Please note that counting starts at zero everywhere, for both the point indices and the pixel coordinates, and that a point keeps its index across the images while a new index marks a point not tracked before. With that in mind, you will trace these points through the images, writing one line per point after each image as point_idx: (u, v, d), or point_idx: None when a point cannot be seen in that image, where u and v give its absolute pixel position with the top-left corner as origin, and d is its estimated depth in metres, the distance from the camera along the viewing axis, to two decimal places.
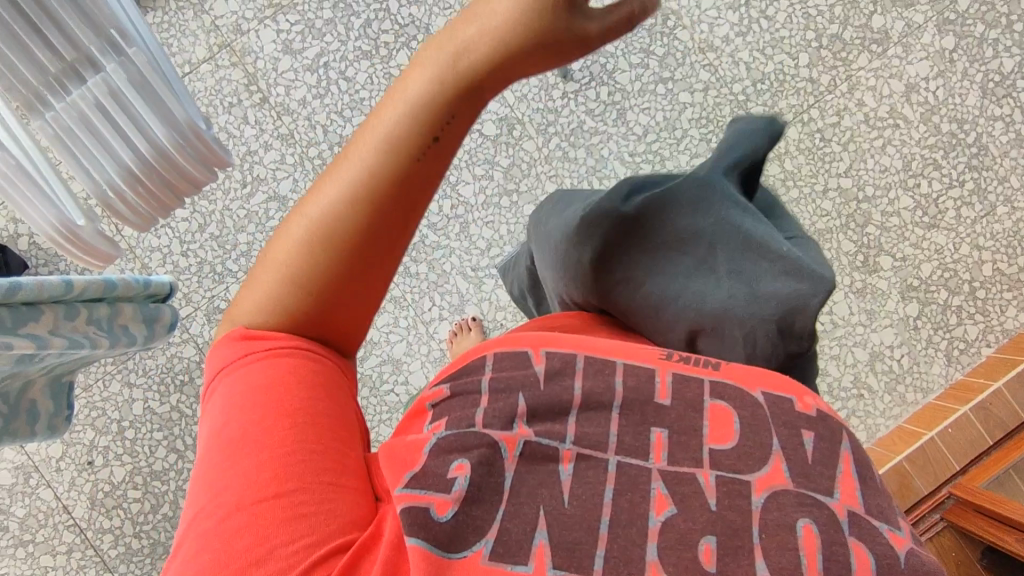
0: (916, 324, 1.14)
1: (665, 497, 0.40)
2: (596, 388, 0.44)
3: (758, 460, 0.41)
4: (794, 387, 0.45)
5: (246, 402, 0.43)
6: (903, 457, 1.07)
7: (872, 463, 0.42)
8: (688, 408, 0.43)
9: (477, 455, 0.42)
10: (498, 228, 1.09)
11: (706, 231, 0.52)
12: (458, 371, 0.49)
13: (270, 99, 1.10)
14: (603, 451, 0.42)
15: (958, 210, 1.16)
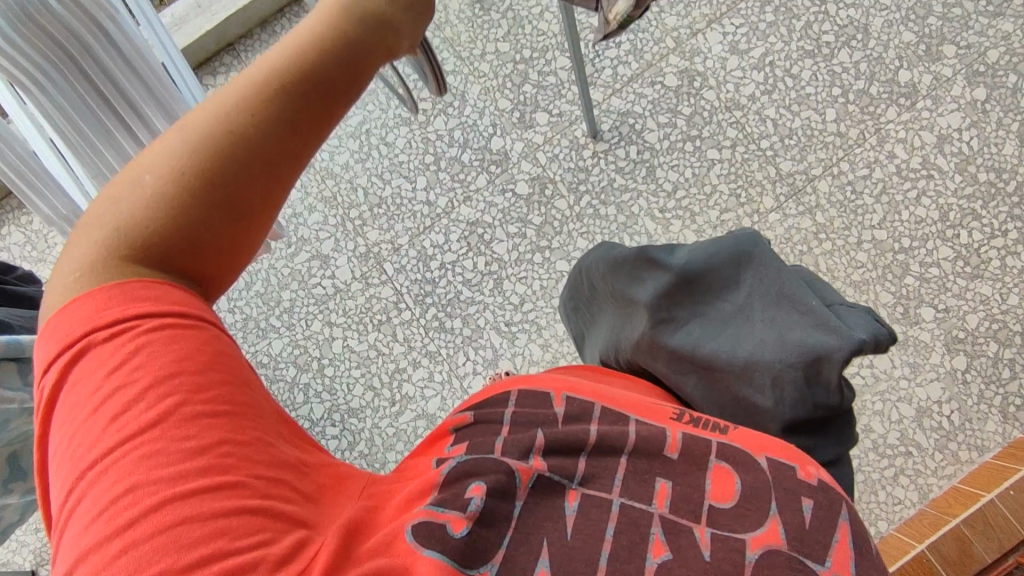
0: (965, 379, 1.09)
1: (662, 542, 0.42)
2: (610, 432, 0.48)
3: (753, 520, 0.43)
4: (795, 455, 0.48)
5: (145, 372, 0.36)
6: (960, 520, 0.97)
7: (869, 536, 0.44)
8: (693, 465, 0.47)
9: (495, 480, 0.44)
10: (530, 284, 1.11)
11: (745, 281, 0.61)
12: (481, 402, 0.53)
13: (315, 164, 1.17)
14: (608, 492, 0.45)
15: (1002, 259, 1.13)
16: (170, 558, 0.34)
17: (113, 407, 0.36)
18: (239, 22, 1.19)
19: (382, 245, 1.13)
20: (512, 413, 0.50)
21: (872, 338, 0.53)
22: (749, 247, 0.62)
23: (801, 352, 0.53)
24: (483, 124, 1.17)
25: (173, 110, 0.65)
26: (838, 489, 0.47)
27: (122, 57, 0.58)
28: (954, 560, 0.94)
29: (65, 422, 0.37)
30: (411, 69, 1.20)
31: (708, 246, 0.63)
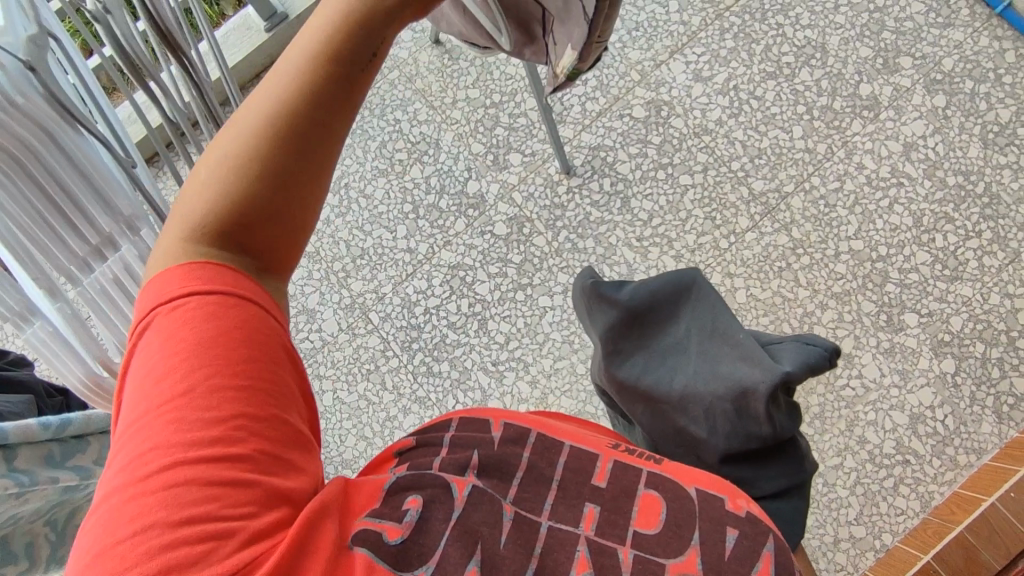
0: (955, 382, 1.10)
1: (586, 559, 0.45)
2: (541, 461, 0.50)
3: (677, 546, 0.46)
4: (727, 488, 0.50)
5: (174, 350, 0.40)
6: (965, 527, 0.95)
7: (790, 564, 0.46)
8: (622, 492, 0.49)
9: (431, 492, 0.46)
10: (515, 322, 1.13)
11: (685, 318, 0.63)
12: (424, 427, 0.54)
13: None
14: (538, 513, 0.47)
15: (979, 259, 1.15)
16: (168, 511, 0.38)
17: (158, 372, 0.40)
18: None
19: (366, 295, 1.15)
20: (451, 436, 0.51)
21: (797, 369, 0.55)
22: (688, 284, 0.64)
23: (730, 386, 0.56)
24: (458, 169, 1.21)
25: (118, 207, 0.58)
26: (766, 520, 0.49)
27: (65, 154, 0.52)
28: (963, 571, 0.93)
29: (128, 382, 0.42)
30: (385, 122, 1.24)
31: (652, 281, 0.65)
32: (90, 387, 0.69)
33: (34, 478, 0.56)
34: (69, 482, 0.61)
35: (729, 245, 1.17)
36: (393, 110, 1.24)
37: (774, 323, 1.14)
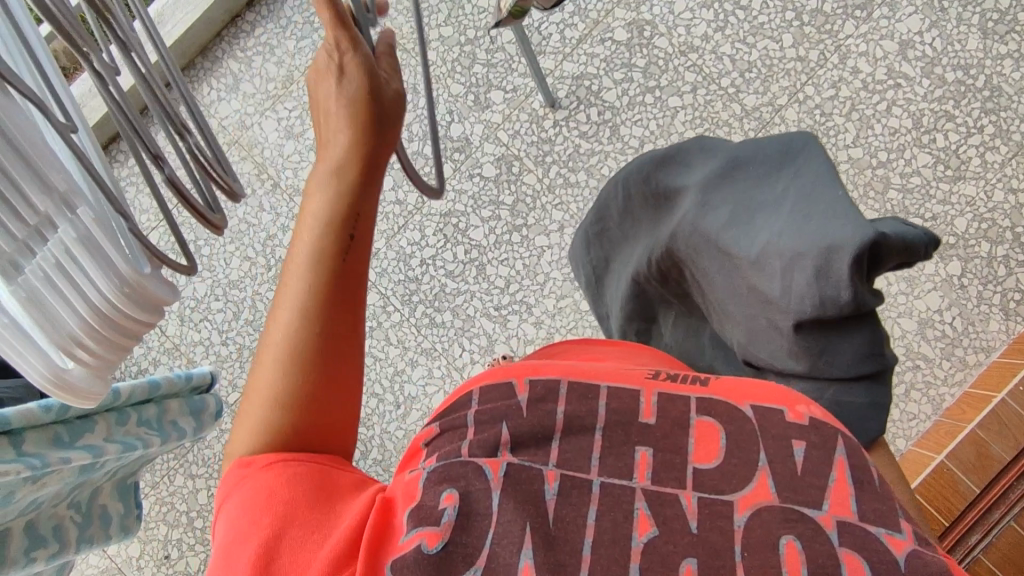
0: (962, 283, 1.08)
1: (647, 517, 0.44)
2: (578, 412, 0.50)
3: (742, 478, 0.45)
4: (785, 397, 0.49)
5: (241, 491, 0.45)
6: (976, 424, 0.98)
7: (868, 462, 0.45)
8: (674, 425, 0.49)
9: (462, 484, 0.46)
10: (513, 264, 1.11)
11: (784, 177, 0.56)
12: (444, 410, 0.53)
13: (281, 183, 1.14)
14: (587, 473, 0.47)
15: (982, 156, 1.11)
16: None
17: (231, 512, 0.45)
18: (177, 55, 1.18)
19: None
20: (475, 412, 0.51)
21: (896, 238, 0.46)
22: (798, 145, 0.57)
23: (813, 242, 0.48)
24: (439, 113, 1.16)
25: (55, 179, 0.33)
26: (832, 418, 0.47)
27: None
28: (973, 464, 0.97)
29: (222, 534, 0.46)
30: None
31: (761, 142, 0.60)
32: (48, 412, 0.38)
33: (45, 460, 0.55)
34: (80, 461, 0.59)
35: None
36: None
37: None
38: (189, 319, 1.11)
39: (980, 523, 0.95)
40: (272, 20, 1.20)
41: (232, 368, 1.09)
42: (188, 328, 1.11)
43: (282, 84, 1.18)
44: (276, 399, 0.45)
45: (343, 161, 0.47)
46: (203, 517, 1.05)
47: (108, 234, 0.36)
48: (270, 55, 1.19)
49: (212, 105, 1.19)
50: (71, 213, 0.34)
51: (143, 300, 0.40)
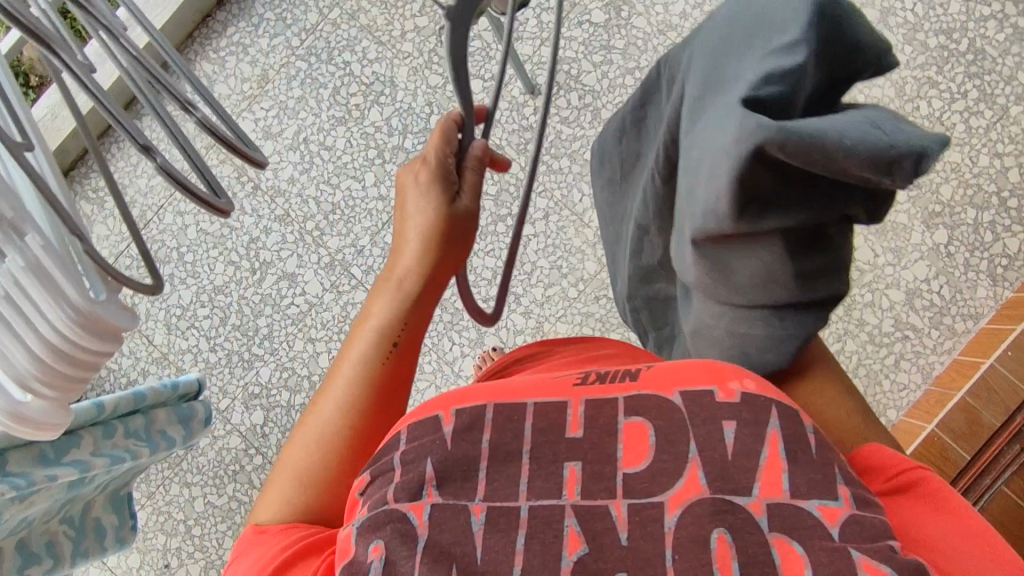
0: (949, 252, 1.08)
1: (576, 534, 0.41)
2: (504, 438, 0.46)
3: (671, 475, 0.42)
4: (716, 373, 0.45)
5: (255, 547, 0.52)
6: (966, 392, 1.00)
7: (804, 430, 0.42)
8: (601, 433, 0.45)
9: (391, 531, 0.43)
10: (499, 255, 1.10)
11: (750, 53, 0.42)
12: (375, 454, 0.49)
13: (261, 185, 1.13)
14: (514, 499, 0.43)
15: (966, 121, 1.11)
16: None
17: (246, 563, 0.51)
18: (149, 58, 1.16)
19: (345, 251, 1.11)
20: (400, 453, 0.47)
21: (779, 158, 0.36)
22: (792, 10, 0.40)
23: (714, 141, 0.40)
24: (419, 105, 1.13)
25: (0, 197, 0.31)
26: (765, 388, 0.44)
27: None
28: (965, 432, 0.98)
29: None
30: (334, 66, 1.16)
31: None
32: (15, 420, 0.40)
33: (29, 479, 0.56)
34: (68, 477, 0.60)
35: None
36: (340, 52, 1.16)
37: None
38: (176, 327, 1.11)
39: (972, 489, 0.96)
40: (243, 19, 1.19)
41: (222, 374, 1.10)
42: (176, 336, 1.11)
43: (257, 83, 1.17)
44: (306, 472, 0.54)
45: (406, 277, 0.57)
46: (200, 524, 1.06)
47: (61, 265, 0.34)
48: (244, 54, 1.18)
49: None
50: (19, 240, 0.33)
51: (100, 331, 0.37)
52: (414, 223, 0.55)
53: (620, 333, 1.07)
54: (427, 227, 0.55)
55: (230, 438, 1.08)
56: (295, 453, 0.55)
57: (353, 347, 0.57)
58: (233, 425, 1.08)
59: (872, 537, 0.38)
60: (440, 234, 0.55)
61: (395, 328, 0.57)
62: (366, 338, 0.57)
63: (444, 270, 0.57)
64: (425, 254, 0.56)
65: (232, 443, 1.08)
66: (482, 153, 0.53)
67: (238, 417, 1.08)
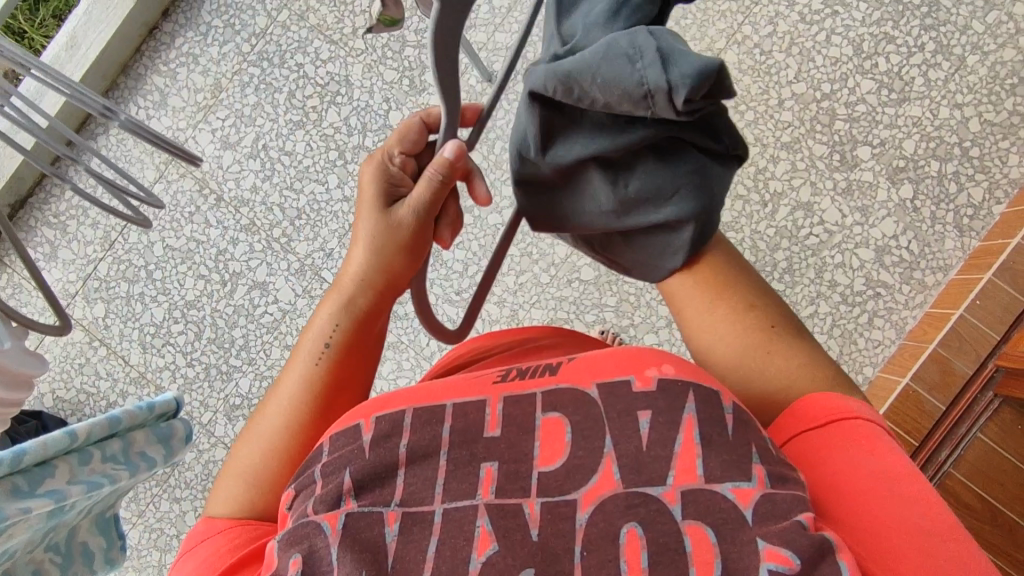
0: (915, 206, 1.08)
1: (488, 534, 0.42)
2: (422, 441, 0.46)
3: (587, 471, 0.44)
4: (634, 362, 0.47)
5: (199, 543, 0.52)
6: (937, 343, 1.03)
7: (718, 415, 0.44)
8: (520, 433, 0.46)
9: (307, 547, 0.43)
10: (468, 246, 1.10)
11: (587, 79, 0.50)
12: (300, 469, 0.49)
13: (224, 197, 1.13)
14: (429, 504, 0.44)
15: (924, 74, 1.09)
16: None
17: (191, 558, 0.52)
18: (98, 76, 1.15)
19: (314, 255, 1.10)
20: (321, 465, 0.47)
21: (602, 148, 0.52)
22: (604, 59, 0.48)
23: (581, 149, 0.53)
24: (376, 103, 1.12)
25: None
26: (682, 371, 0.46)
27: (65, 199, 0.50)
28: (939, 383, 1.03)
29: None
30: (287, 70, 1.15)
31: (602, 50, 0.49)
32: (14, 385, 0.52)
33: (3, 514, 0.55)
34: (43, 508, 0.59)
35: None
36: (293, 54, 1.15)
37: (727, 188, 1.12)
38: (151, 346, 1.11)
39: (948, 438, 1.02)
40: (191, 29, 1.17)
41: (202, 390, 1.10)
42: (152, 354, 1.11)
43: (211, 93, 1.15)
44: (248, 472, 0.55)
45: (358, 285, 0.57)
46: None
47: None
48: (195, 64, 1.16)
49: None
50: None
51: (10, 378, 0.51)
52: (364, 224, 0.55)
53: (595, 314, 1.07)
54: (373, 232, 0.55)
55: (216, 451, 1.08)
56: (244, 451, 0.56)
57: (302, 351, 0.58)
58: (217, 438, 1.08)
59: (779, 515, 0.40)
60: (389, 240, 0.55)
61: (345, 335, 0.57)
62: (317, 344, 0.57)
63: (394, 277, 0.57)
64: (376, 258, 0.56)
65: (217, 456, 1.08)
66: (455, 157, 0.51)
67: (222, 430, 1.08)
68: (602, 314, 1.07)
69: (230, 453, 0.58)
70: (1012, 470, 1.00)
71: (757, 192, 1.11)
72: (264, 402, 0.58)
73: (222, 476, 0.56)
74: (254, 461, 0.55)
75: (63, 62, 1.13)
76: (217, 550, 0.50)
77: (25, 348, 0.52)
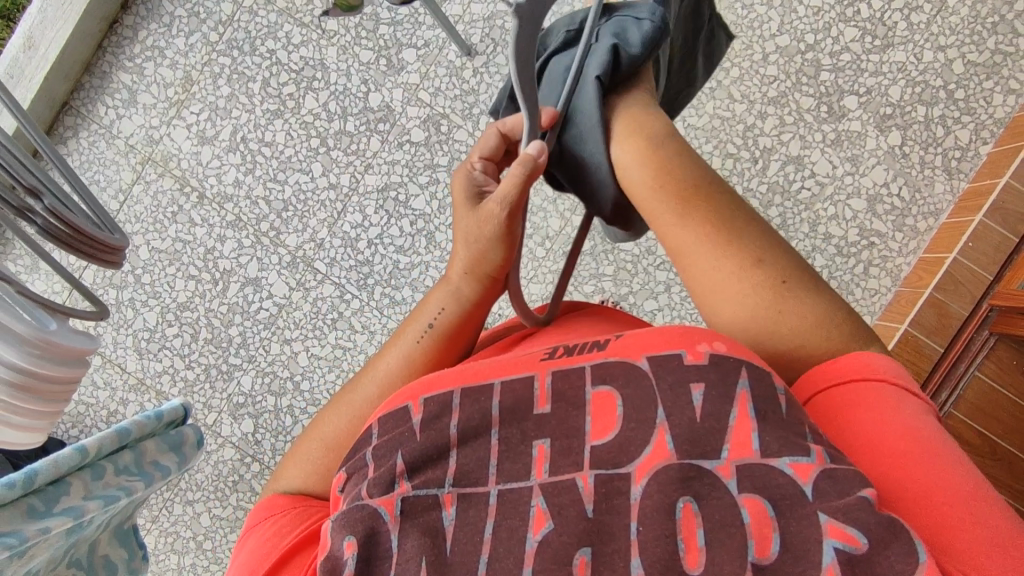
0: (905, 152, 1.08)
1: (543, 513, 0.42)
2: (473, 417, 0.46)
3: (640, 442, 0.42)
4: (684, 337, 0.45)
5: (262, 521, 0.53)
6: (934, 288, 1.04)
7: (773, 390, 0.42)
8: (570, 407, 0.45)
9: (362, 529, 0.43)
10: None
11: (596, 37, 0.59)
12: (349, 452, 0.50)
13: (206, 194, 1.10)
14: (484, 484, 0.44)
15: (907, 18, 1.08)
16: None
17: (254, 535, 0.53)
18: (61, 77, 1.10)
19: (305, 247, 1.08)
20: (372, 448, 0.48)
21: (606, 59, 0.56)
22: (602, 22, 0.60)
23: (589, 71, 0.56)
24: (354, 85, 1.09)
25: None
26: (733, 348, 0.44)
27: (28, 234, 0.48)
28: (936, 326, 1.05)
29: (237, 561, 0.53)
30: (259, 57, 1.11)
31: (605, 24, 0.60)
32: (42, 384, 0.49)
33: (21, 536, 0.54)
34: (63, 526, 0.58)
35: None
36: (263, 40, 1.11)
37: (717, 147, 1.11)
38: (147, 351, 1.10)
39: (948, 379, 1.04)
40: (154, 20, 1.12)
41: (203, 391, 1.09)
42: (149, 360, 1.09)
43: (182, 87, 1.11)
44: (331, 442, 0.57)
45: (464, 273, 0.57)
46: (211, 538, 1.07)
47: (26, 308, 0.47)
48: (162, 58, 1.12)
49: (112, 124, 1.12)
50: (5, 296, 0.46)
51: (65, 356, 0.50)
52: (464, 218, 0.56)
53: (593, 285, 1.07)
54: (480, 232, 0.54)
55: (224, 450, 1.07)
56: (328, 420, 0.58)
57: (406, 333, 0.59)
58: (224, 438, 1.08)
59: (841, 492, 0.39)
60: (480, 234, 0.55)
61: (449, 323, 0.58)
62: (419, 326, 0.58)
63: (496, 271, 0.57)
64: (474, 248, 0.56)
65: (226, 455, 1.07)
66: (538, 153, 0.52)
67: (228, 430, 1.08)
68: (601, 284, 1.06)
69: (312, 421, 0.60)
70: (1010, 404, 1.02)
71: (747, 149, 1.10)
72: (354, 378, 0.60)
73: (304, 438, 0.59)
74: (337, 431, 0.57)
75: (23, 64, 1.08)
76: (277, 531, 0.51)
77: (72, 329, 0.51)
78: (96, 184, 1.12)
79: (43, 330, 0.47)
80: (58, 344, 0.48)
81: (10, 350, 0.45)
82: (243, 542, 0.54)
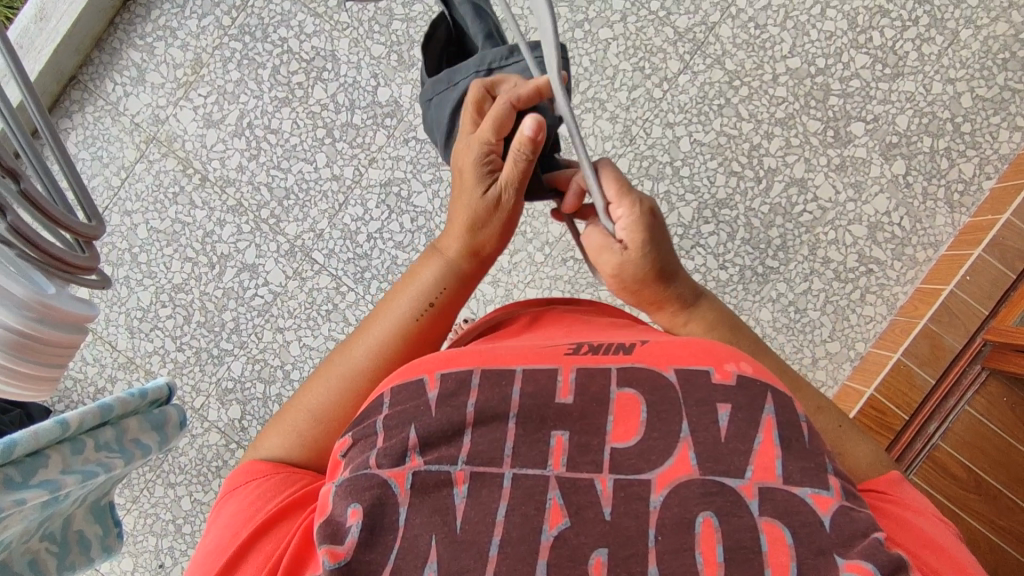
0: (907, 182, 1.08)
1: (559, 508, 0.42)
2: (491, 402, 0.45)
3: (661, 453, 0.43)
4: (713, 355, 0.46)
5: (241, 486, 0.53)
6: (928, 319, 1.04)
7: (797, 421, 0.43)
8: (592, 402, 0.45)
9: (370, 497, 0.43)
10: None
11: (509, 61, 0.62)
12: (357, 417, 0.49)
13: (209, 176, 1.10)
14: (498, 465, 0.44)
15: (918, 49, 1.08)
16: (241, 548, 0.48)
17: (232, 500, 0.53)
18: (70, 50, 1.10)
19: (304, 236, 1.08)
20: (384, 417, 0.47)
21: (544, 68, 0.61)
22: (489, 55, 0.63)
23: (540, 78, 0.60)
24: (364, 79, 1.09)
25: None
26: (759, 372, 0.45)
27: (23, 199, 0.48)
28: (928, 357, 1.04)
29: (213, 524, 0.53)
30: (271, 44, 1.11)
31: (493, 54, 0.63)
32: (38, 345, 0.48)
33: None
34: (38, 499, 0.58)
35: (663, 93, 1.12)
36: (275, 28, 1.11)
37: (722, 163, 1.10)
38: (139, 330, 1.09)
39: (938, 411, 1.04)
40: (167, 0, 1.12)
41: (192, 374, 1.08)
42: (140, 339, 1.09)
43: (191, 69, 1.11)
44: (317, 414, 0.56)
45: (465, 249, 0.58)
46: (190, 522, 1.07)
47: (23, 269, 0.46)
48: (173, 39, 1.12)
49: (119, 101, 1.12)
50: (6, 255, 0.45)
51: (62, 319, 0.50)
52: (467, 194, 0.55)
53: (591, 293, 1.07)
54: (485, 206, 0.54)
55: (210, 435, 1.07)
56: (314, 391, 0.57)
57: (399, 306, 0.58)
58: (210, 422, 1.07)
59: (856, 530, 0.40)
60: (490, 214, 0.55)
61: (447, 300, 0.58)
62: (416, 302, 0.58)
63: (495, 247, 0.58)
64: (478, 223, 0.56)
65: (212, 440, 1.07)
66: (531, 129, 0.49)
67: (214, 414, 1.07)
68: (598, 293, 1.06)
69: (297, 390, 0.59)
70: (988, 436, 1.04)
71: (751, 168, 1.10)
72: (341, 348, 0.59)
73: (290, 407, 0.58)
74: (324, 402, 0.56)
75: (32, 35, 1.08)
76: (258, 497, 0.51)
77: (70, 294, 0.51)
78: (98, 160, 1.11)
79: (41, 293, 0.47)
80: (56, 308, 0.48)
81: (7, 311, 0.45)
82: (219, 508, 0.54)
